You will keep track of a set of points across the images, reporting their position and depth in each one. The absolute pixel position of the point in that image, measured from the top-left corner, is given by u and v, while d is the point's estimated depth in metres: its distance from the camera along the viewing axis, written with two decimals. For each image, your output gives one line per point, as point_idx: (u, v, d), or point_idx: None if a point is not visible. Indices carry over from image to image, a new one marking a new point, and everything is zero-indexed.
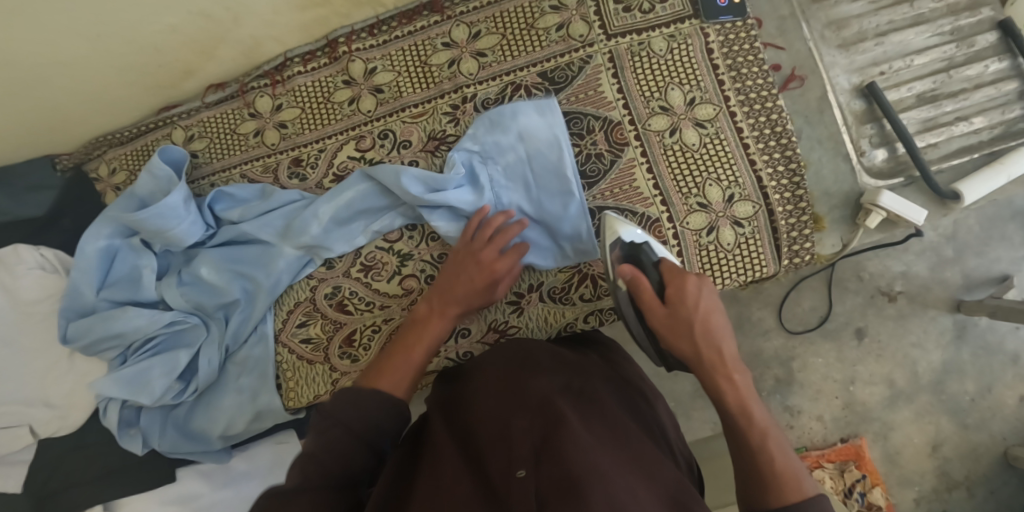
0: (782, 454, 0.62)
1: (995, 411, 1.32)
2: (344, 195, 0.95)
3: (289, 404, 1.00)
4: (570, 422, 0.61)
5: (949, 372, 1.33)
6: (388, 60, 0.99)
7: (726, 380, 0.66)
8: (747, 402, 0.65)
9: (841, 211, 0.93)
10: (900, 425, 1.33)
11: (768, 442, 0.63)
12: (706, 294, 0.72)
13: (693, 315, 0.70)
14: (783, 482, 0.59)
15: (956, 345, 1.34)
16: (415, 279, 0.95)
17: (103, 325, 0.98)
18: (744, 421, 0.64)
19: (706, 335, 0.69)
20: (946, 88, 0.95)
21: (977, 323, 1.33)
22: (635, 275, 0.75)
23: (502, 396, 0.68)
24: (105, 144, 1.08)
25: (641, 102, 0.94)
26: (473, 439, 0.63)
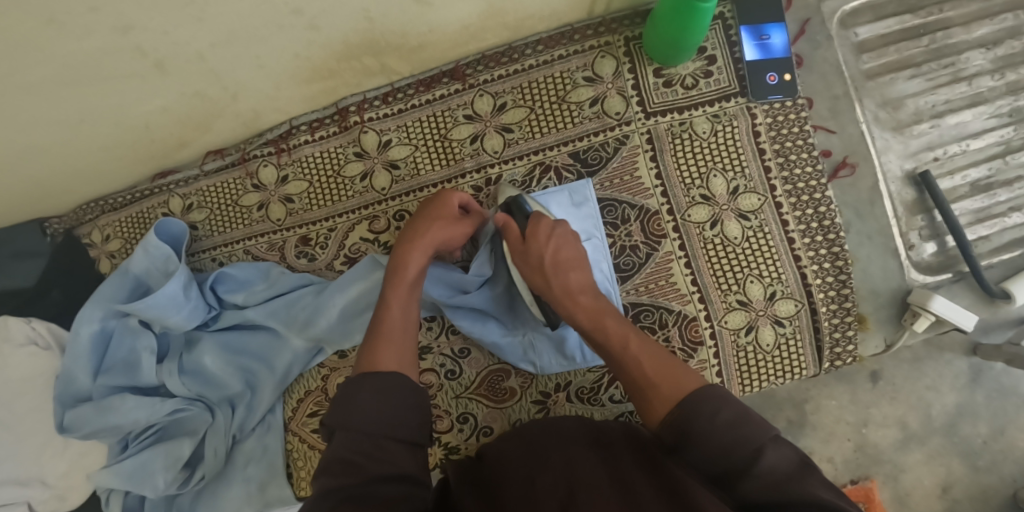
0: (662, 369, 0.63)
1: (1008, 453, 1.18)
2: (356, 284, 0.88)
3: (301, 493, 0.95)
4: (603, 488, 0.54)
5: (963, 415, 1.18)
6: (404, 132, 0.90)
7: (574, 305, 0.74)
8: (599, 319, 0.71)
9: (886, 310, 0.88)
10: (911, 468, 1.18)
11: (654, 365, 0.64)
12: (557, 231, 0.78)
13: (544, 246, 0.77)
14: (733, 437, 0.53)
15: (970, 387, 1.19)
16: (434, 374, 0.88)
17: (100, 416, 0.92)
18: (619, 351, 0.68)
19: (555, 264, 0.76)
20: (1002, 175, 0.90)
21: (992, 366, 1.19)
22: (504, 219, 0.79)
23: (517, 459, 0.63)
24: (95, 209, 1.02)
25: (680, 189, 0.87)
26: (492, 497, 0.57)
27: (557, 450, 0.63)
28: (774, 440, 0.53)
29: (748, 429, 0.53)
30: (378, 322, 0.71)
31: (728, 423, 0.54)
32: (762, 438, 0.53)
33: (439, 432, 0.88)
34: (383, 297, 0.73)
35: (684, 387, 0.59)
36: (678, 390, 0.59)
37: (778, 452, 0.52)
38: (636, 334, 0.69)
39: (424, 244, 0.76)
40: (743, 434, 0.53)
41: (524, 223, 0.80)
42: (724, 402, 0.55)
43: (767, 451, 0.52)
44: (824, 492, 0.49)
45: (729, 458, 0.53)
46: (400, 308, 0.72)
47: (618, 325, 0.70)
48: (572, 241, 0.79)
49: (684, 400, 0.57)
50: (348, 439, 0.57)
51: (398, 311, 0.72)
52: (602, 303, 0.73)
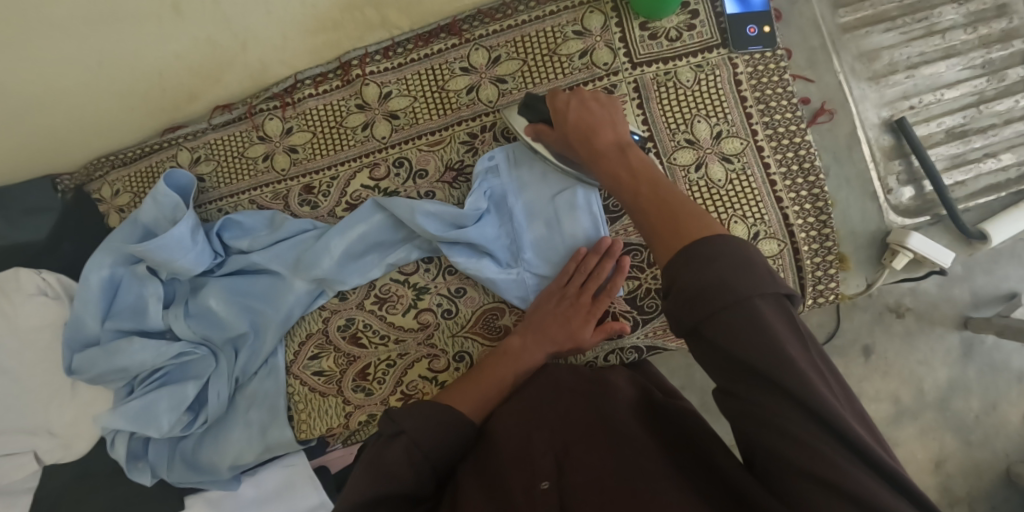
0: (669, 218, 0.61)
1: (1000, 429, 1.28)
2: (358, 227, 0.91)
3: (301, 436, 0.98)
4: (597, 437, 0.63)
5: (955, 389, 1.29)
6: (403, 85, 0.95)
7: (602, 161, 0.76)
8: (615, 173, 0.73)
9: (866, 250, 0.91)
10: (905, 442, 1.29)
11: (664, 216, 0.62)
12: (577, 101, 0.82)
13: (566, 126, 0.81)
14: (718, 282, 0.49)
15: (962, 363, 1.29)
16: (431, 313, 0.93)
17: (107, 358, 0.95)
18: (633, 198, 0.68)
19: (582, 130, 0.79)
20: (975, 123, 0.93)
21: (983, 341, 1.29)
22: (534, 130, 0.86)
23: (522, 408, 0.71)
24: (107, 165, 1.02)
25: (666, 134, 0.91)
26: (496, 450, 0.66)
27: (555, 402, 0.71)
28: (765, 296, 0.48)
29: (736, 277, 0.49)
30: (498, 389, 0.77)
31: (725, 269, 0.49)
32: (749, 289, 0.48)
33: (436, 371, 0.93)
34: (487, 367, 0.79)
35: (694, 235, 0.56)
36: (682, 235, 0.57)
37: (766, 305, 0.48)
38: (653, 182, 0.68)
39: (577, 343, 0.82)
40: (730, 279, 0.49)
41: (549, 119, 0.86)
42: (716, 254, 0.51)
43: (754, 303, 0.47)
44: (798, 368, 0.46)
45: (711, 295, 0.48)
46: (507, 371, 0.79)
47: (638, 173, 0.71)
48: (594, 105, 0.81)
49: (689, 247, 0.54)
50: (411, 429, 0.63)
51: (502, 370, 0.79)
52: (626, 156, 0.74)
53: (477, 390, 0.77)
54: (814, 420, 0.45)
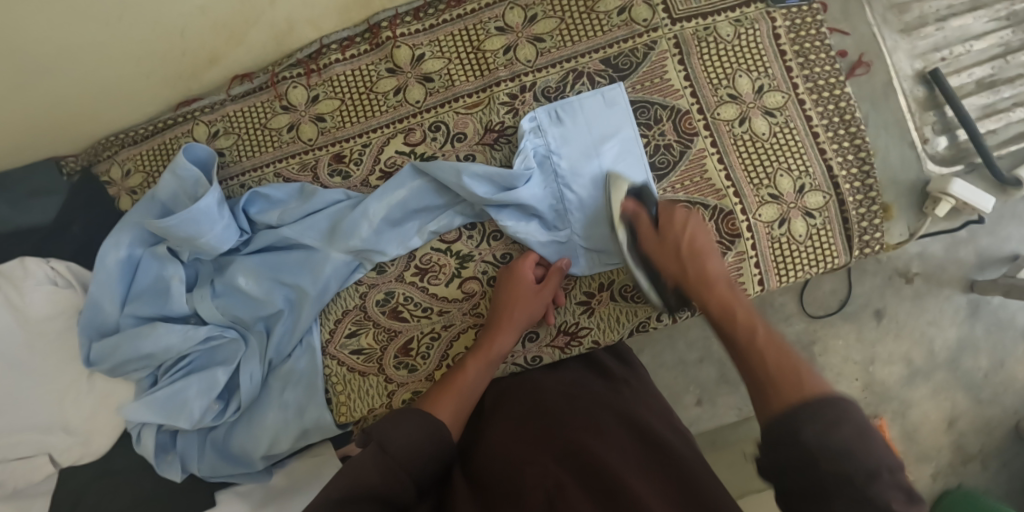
0: (787, 370, 0.62)
1: (1009, 386, 1.33)
2: (397, 193, 0.88)
3: (340, 420, 0.93)
4: (586, 469, 0.62)
5: (964, 349, 1.34)
6: (436, 46, 0.91)
7: (711, 291, 0.78)
8: (728, 304, 0.76)
9: (908, 199, 0.92)
10: (918, 402, 1.33)
11: (777, 358, 0.65)
12: (693, 220, 0.84)
13: (680, 234, 0.83)
14: (847, 445, 0.52)
15: (970, 322, 1.34)
16: (477, 281, 0.89)
17: (130, 344, 0.89)
18: (747, 337, 0.70)
19: (694, 255, 0.82)
20: (1005, 73, 0.94)
21: (988, 300, 1.34)
22: (635, 208, 0.85)
23: (507, 448, 0.68)
24: (115, 144, 0.98)
25: (708, 89, 0.90)
26: (488, 491, 0.64)
27: (538, 437, 0.68)
28: (890, 469, 0.51)
29: (867, 446, 0.52)
30: (457, 380, 0.77)
31: (848, 435, 0.52)
32: (877, 462, 0.51)
33: None
34: (459, 367, 0.79)
35: (803, 386, 0.59)
36: (802, 389, 0.58)
37: (892, 480, 0.51)
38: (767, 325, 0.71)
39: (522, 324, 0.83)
40: (854, 446, 0.52)
41: (654, 214, 0.86)
42: (845, 421, 0.53)
43: (881, 476, 0.50)
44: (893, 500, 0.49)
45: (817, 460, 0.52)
46: (476, 375, 0.78)
47: (754, 319, 0.72)
48: (706, 230, 0.84)
49: (811, 399, 0.56)
50: (403, 422, 0.66)
51: (472, 375, 0.78)
52: (738, 294, 0.78)
53: (450, 398, 0.74)
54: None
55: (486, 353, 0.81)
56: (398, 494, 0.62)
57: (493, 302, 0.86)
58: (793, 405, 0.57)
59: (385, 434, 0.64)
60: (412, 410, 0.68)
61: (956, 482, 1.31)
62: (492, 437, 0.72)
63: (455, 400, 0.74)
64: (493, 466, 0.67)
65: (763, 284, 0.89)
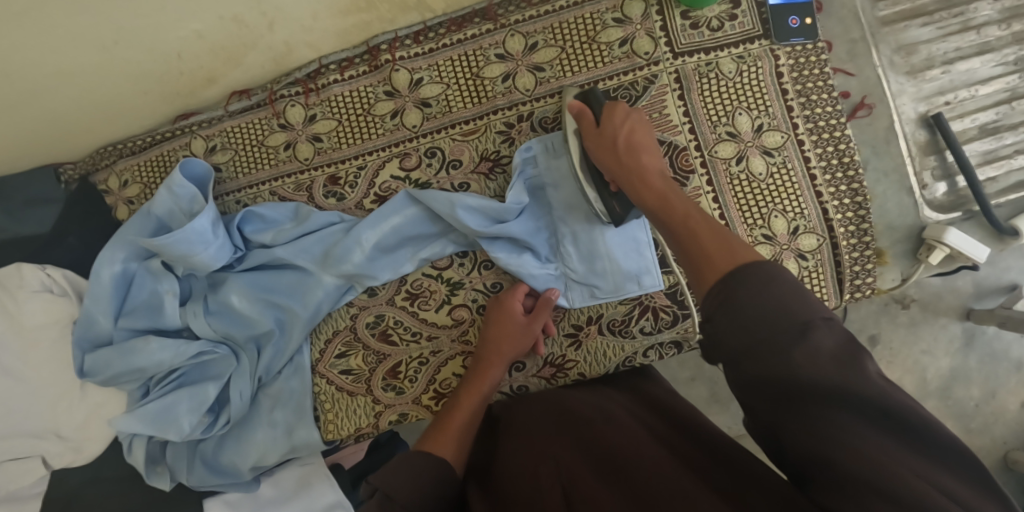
0: (720, 248, 0.59)
1: (999, 417, 1.34)
2: (391, 220, 0.88)
3: (327, 437, 0.95)
4: (602, 457, 0.64)
5: (956, 378, 1.34)
6: (435, 71, 0.91)
7: (645, 184, 0.74)
8: (665, 196, 0.71)
9: (902, 245, 0.92)
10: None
11: (715, 249, 0.59)
12: (632, 117, 0.81)
13: (619, 129, 0.80)
14: (777, 308, 0.50)
15: (963, 352, 1.34)
16: (467, 309, 0.90)
17: (123, 359, 0.90)
18: (687, 241, 0.63)
19: (629, 146, 0.78)
20: (1009, 119, 0.93)
21: (984, 331, 1.33)
22: (579, 108, 0.83)
23: (527, 452, 0.71)
24: (113, 154, 0.98)
25: (707, 126, 0.89)
26: (510, 493, 0.66)
27: (557, 437, 0.71)
28: (823, 320, 0.50)
29: (802, 303, 0.50)
30: (450, 415, 0.80)
31: (780, 292, 0.51)
32: (811, 315, 0.50)
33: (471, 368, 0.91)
34: (453, 402, 0.82)
35: (728, 265, 0.56)
36: (733, 264, 0.55)
37: (826, 331, 0.49)
38: (705, 218, 0.65)
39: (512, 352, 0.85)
40: (789, 316, 0.50)
41: (598, 112, 0.83)
42: (774, 278, 0.52)
43: (815, 327, 0.49)
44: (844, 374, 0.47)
45: (760, 347, 0.50)
46: (467, 411, 0.81)
47: (688, 211, 0.67)
48: (645, 127, 0.82)
49: (739, 269, 0.54)
50: (402, 466, 0.69)
51: (465, 411, 0.80)
52: (673, 187, 0.72)
53: (446, 435, 0.77)
54: (866, 419, 0.46)
55: (478, 385, 0.83)
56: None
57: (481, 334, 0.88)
58: (724, 277, 0.55)
59: (386, 479, 0.67)
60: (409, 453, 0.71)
61: None
62: (512, 443, 0.75)
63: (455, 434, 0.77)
64: (514, 470, 0.70)
65: None
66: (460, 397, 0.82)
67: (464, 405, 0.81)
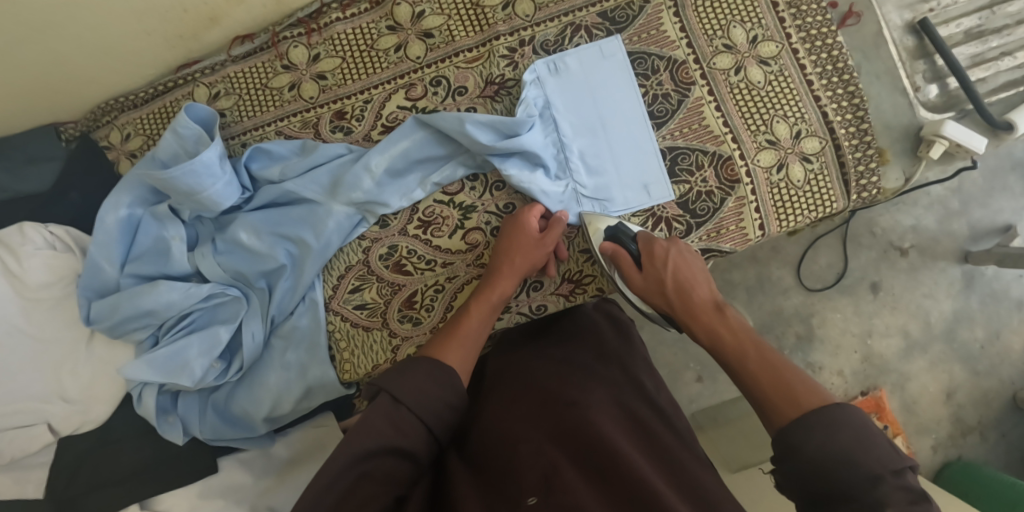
0: (779, 385, 0.62)
1: (1005, 357, 1.36)
2: (399, 145, 0.89)
3: (344, 377, 0.93)
4: (579, 448, 0.61)
5: (960, 320, 1.36)
6: (436, 4, 0.92)
7: (698, 324, 0.74)
8: (717, 334, 0.72)
9: (902, 143, 0.93)
10: (917, 375, 1.35)
11: (778, 392, 0.61)
12: (674, 250, 0.80)
13: (663, 269, 0.79)
14: (843, 453, 0.54)
15: (965, 294, 1.37)
16: (480, 232, 0.90)
17: (129, 302, 0.88)
18: (740, 364, 0.67)
19: (676, 285, 0.77)
20: (991, 24, 0.97)
21: (983, 272, 1.37)
22: (613, 248, 0.82)
23: (503, 427, 0.66)
24: (115, 109, 0.99)
25: (704, 40, 0.92)
26: (484, 471, 0.62)
27: (534, 416, 0.66)
28: (895, 472, 0.53)
29: (870, 452, 0.53)
30: (460, 324, 0.76)
31: (846, 441, 0.54)
32: (881, 465, 0.53)
33: None
34: (463, 311, 0.78)
35: (807, 410, 0.58)
36: (799, 408, 0.59)
37: (896, 483, 0.52)
38: (761, 348, 0.67)
39: (517, 273, 0.82)
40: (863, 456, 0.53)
41: (634, 249, 0.82)
42: (836, 426, 0.55)
43: (885, 480, 0.52)
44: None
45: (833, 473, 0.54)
46: (479, 322, 0.77)
47: (743, 335, 0.70)
48: (689, 258, 0.80)
49: (812, 419, 0.57)
50: (412, 375, 0.65)
51: (475, 323, 0.76)
52: (726, 319, 0.72)
53: (458, 347, 0.72)
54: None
55: (487, 298, 0.79)
56: (422, 450, 0.63)
57: (496, 248, 0.85)
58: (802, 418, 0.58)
59: (394, 384, 0.64)
60: (419, 362, 0.66)
61: (956, 454, 1.33)
62: (489, 411, 0.71)
63: (468, 341, 0.74)
64: (487, 446, 0.65)
65: (764, 229, 0.90)
66: (469, 307, 0.79)
67: (475, 315, 0.77)
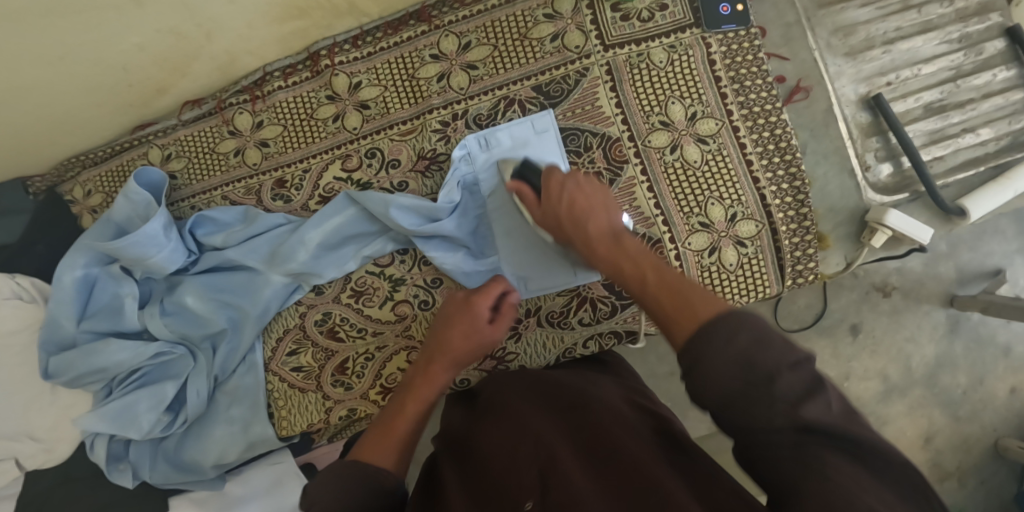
0: (670, 294, 0.58)
1: (988, 403, 1.20)
2: (331, 220, 0.91)
3: (283, 433, 0.97)
4: (580, 443, 0.57)
5: (942, 365, 1.21)
6: (372, 74, 0.93)
7: (597, 254, 0.71)
8: (617, 265, 0.67)
9: (846, 228, 0.91)
10: (894, 419, 1.20)
11: (669, 296, 0.58)
12: (569, 182, 0.77)
13: (559, 199, 0.77)
14: (742, 356, 0.48)
15: (948, 338, 1.21)
16: (408, 305, 0.92)
17: (85, 359, 0.93)
18: (638, 287, 0.63)
19: (573, 215, 0.75)
20: (954, 98, 0.92)
21: (968, 317, 1.21)
22: (516, 185, 0.82)
23: (502, 438, 0.61)
24: (78, 165, 1.03)
25: (640, 116, 0.89)
26: (483, 473, 0.58)
27: (535, 415, 0.63)
28: (792, 366, 0.47)
29: (767, 353, 0.47)
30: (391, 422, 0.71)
31: (745, 346, 0.48)
32: (778, 363, 0.47)
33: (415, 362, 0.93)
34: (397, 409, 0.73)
35: (696, 313, 0.53)
36: (696, 320, 0.52)
37: (794, 376, 0.47)
38: (658, 269, 0.63)
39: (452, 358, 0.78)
40: (751, 350, 0.48)
41: (538, 185, 0.82)
42: (738, 327, 0.49)
43: (782, 377, 0.47)
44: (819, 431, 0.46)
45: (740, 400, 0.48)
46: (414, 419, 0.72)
47: (648, 271, 0.63)
48: (590, 183, 0.78)
49: (703, 327, 0.51)
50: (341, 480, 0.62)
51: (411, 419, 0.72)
52: (623, 248, 0.68)
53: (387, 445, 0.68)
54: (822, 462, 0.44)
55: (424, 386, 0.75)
56: None
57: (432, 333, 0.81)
58: (696, 330, 0.52)
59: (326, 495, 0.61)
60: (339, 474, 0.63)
61: None
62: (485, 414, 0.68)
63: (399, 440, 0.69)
64: (488, 447, 0.61)
65: None
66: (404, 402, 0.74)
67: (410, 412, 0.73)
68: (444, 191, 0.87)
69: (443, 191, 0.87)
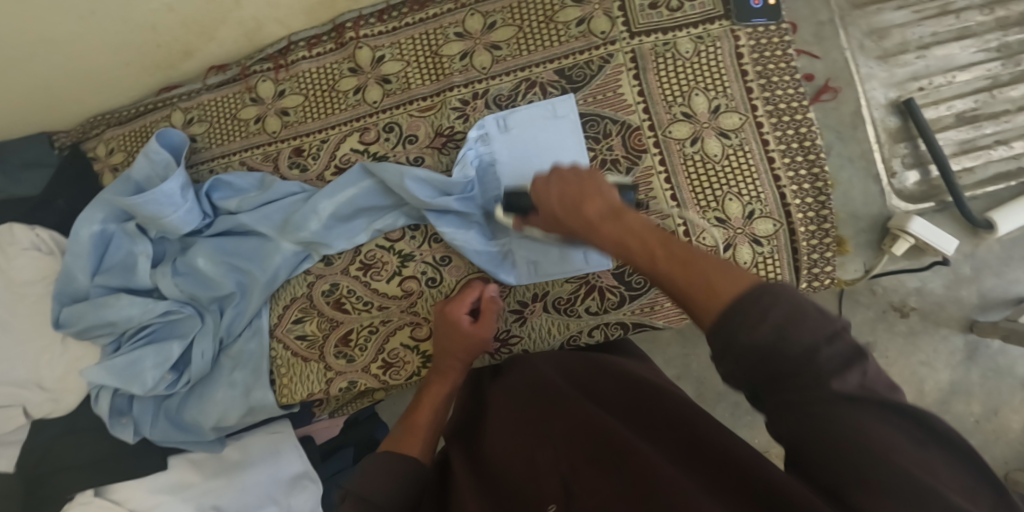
0: (689, 262, 0.49)
1: (1000, 435, 1.14)
2: (345, 192, 0.91)
3: (283, 401, 0.97)
4: (590, 439, 0.59)
5: (956, 393, 1.15)
6: (396, 49, 0.94)
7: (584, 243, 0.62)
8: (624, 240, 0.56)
9: (866, 235, 0.89)
10: None
11: (680, 257, 0.50)
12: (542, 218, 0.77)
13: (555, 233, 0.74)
14: (779, 339, 0.43)
15: (965, 365, 1.15)
16: (415, 280, 0.92)
17: (94, 312, 0.95)
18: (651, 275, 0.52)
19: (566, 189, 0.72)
20: (988, 108, 0.90)
21: (988, 345, 1.15)
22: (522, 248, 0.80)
23: (518, 442, 0.65)
24: (102, 123, 1.05)
25: (662, 106, 0.88)
26: (500, 487, 0.61)
27: (543, 419, 0.66)
28: (829, 338, 0.42)
29: (812, 322, 0.42)
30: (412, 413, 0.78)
31: (779, 320, 0.43)
32: (814, 336, 0.42)
33: (418, 339, 0.93)
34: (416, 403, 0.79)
35: (725, 291, 0.46)
36: (722, 300, 0.45)
37: (833, 350, 0.42)
38: (661, 235, 0.53)
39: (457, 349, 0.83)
40: (795, 348, 0.42)
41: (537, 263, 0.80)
42: (776, 301, 0.43)
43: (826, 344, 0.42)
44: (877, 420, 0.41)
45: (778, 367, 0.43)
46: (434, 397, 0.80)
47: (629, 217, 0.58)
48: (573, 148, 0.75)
49: (742, 302, 0.44)
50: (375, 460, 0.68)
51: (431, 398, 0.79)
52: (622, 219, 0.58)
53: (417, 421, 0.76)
54: (866, 412, 0.41)
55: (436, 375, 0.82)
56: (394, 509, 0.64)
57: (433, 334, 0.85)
58: (724, 308, 0.45)
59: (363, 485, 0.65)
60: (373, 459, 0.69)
61: None
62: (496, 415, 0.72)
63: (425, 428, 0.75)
64: (499, 456, 0.65)
65: None
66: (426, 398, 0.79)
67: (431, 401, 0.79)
68: (456, 171, 0.87)
69: (455, 170, 0.87)
